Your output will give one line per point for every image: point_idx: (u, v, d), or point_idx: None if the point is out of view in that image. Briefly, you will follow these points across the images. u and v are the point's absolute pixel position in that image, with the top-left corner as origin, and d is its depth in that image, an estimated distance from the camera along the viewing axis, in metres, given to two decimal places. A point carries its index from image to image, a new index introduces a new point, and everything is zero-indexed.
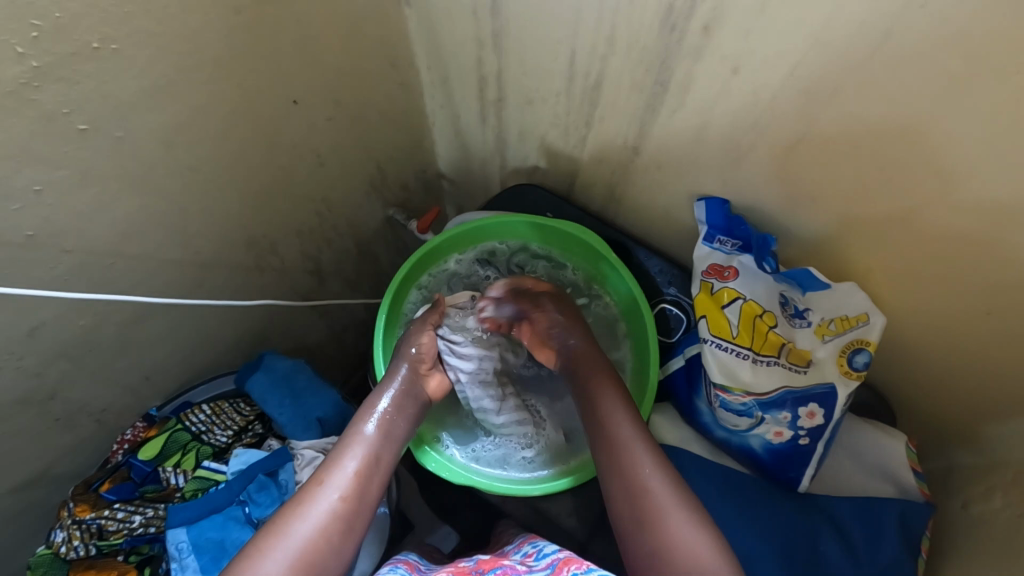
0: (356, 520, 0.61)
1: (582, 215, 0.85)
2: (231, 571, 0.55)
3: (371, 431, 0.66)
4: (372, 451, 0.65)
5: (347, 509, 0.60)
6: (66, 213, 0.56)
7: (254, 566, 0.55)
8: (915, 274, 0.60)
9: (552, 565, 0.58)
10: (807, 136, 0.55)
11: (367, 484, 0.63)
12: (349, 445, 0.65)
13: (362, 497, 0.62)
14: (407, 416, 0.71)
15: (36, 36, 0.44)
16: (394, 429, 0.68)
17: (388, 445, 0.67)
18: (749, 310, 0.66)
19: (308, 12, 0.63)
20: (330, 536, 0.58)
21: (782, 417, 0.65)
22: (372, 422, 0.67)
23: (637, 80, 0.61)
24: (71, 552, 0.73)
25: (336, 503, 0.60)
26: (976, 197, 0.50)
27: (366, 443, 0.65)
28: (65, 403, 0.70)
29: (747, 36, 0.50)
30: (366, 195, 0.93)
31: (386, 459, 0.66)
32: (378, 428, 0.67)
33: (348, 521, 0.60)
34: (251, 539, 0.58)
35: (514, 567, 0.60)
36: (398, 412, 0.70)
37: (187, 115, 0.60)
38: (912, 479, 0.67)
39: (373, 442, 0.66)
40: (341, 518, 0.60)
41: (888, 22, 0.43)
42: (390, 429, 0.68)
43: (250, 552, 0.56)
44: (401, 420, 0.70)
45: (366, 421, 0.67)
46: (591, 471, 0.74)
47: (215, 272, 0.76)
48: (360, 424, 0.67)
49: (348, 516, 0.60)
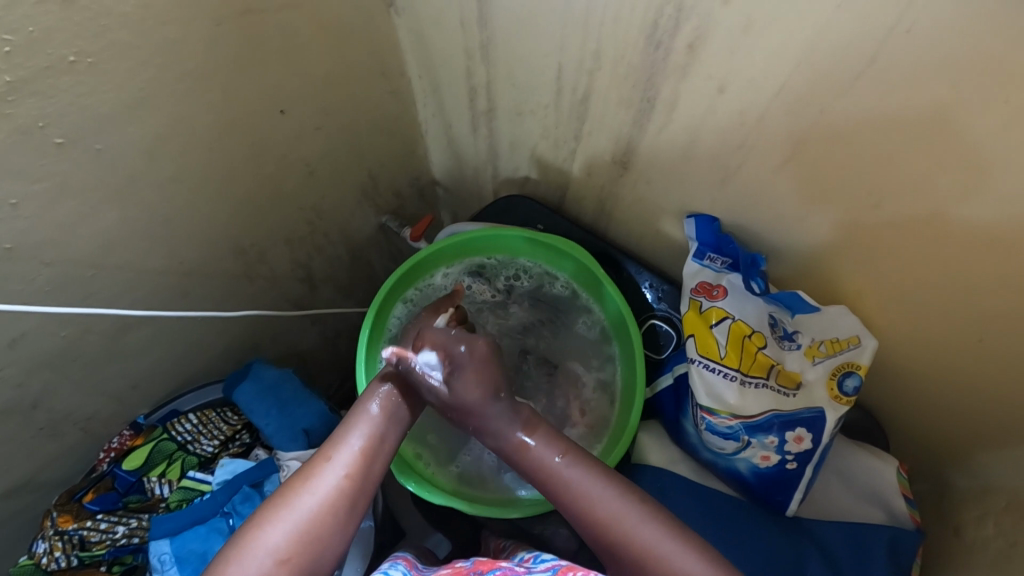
0: (361, 498, 0.61)
1: (571, 227, 0.83)
2: (234, 540, 0.57)
3: (377, 411, 0.65)
4: (378, 432, 0.64)
5: (351, 488, 0.60)
6: (46, 225, 0.55)
7: (258, 539, 0.56)
8: (905, 298, 0.59)
9: (552, 569, 0.57)
10: (794, 157, 0.54)
11: (370, 464, 0.62)
12: (354, 424, 0.64)
13: (366, 477, 0.62)
14: (415, 395, 0.69)
15: (7, 51, 0.43)
16: (402, 409, 0.67)
17: (393, 426, 0.66)
18: (737, 329, 0.65)
19: (293, 22, 0.62)
20: (335, 513, 0.59)
21: (769, 441, 0.64)
22: (377, 402, 0.66)
23: (625, 96, 0.60)
24: (53, 564, 0.73)
25: (341, 480, 0.60)
26: (971, 222, 0.48)
27: (372, 423, 0.64)
28: (49, 412, 0.69)
29: (734, 53, 0.48)
30: (357, 203, 0.92)
31: (391, 440, 0.65)
32: (383, 407, 0.66)
33: (353, 498, 0.60)
34: (253, 515, 0.59)
35: (513, 569, 0.59)
36: (405, 392, 0.68)
37: (171, 127, 0.58)
38: (902, 505, 0.66)
39: (379, 422, 0.65)
40: (347, 495, 0.60)
41: (874, 47, 0.42)
42: (396, 409, 0.67)
43: (257, 525, 0.57)
44: (409, 399, 0.68)
45: (371, 400, 0.66)
46: None
47: (203, 280, 0.75)
48: (366, 402, 0.66)
49: (352, 494, 0.60)
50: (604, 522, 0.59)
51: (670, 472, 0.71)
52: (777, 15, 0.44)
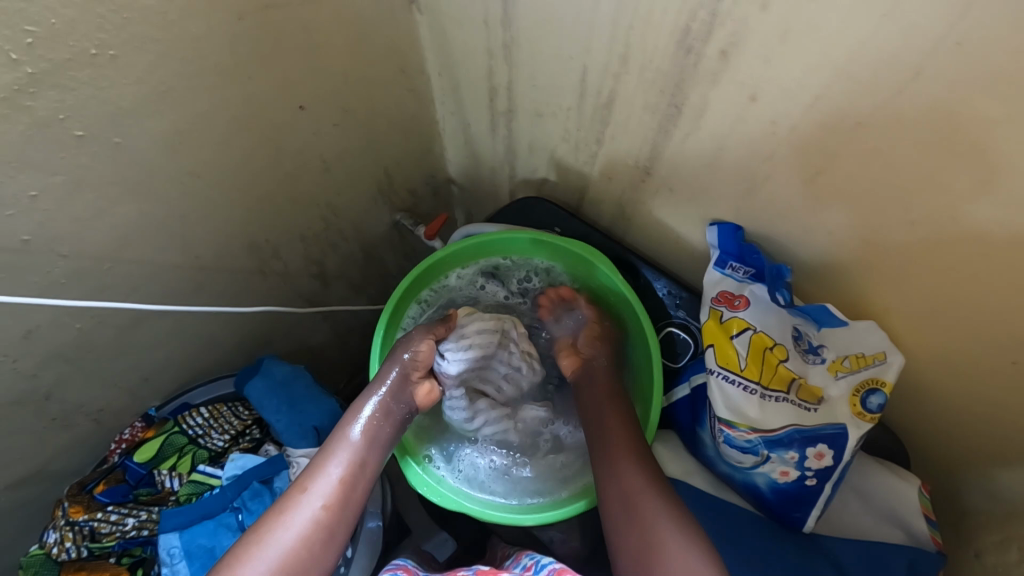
0: (339, 527, 0.60)
1: (588, 231, 0.82)
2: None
3: (357, 437, 0.66)
4: (357, 458, 0.65)
5: (329, 518, 0.60)
6: (62, 219, 0.54)
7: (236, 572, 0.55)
8: (934, 315, 0.57)
9: None
10: (829, 167, 0.52)
11: (350, 492, 0.62)
12: (335, 449, 0.65)
13: (345, 504, 0.61)
14: (394, 420, 0.70)
15: (30, 42, 0.43)
16: (380, 435, 0.68)
17: (373, 452, 0.66)
18: (759, 341, 0.64)
19: (314, 19, 0.61)
20: (311, 545, 0.58)
21: (788, 457, 0.63)
22: (357, 428, 0.67)
23: (650, 102, 0.59)
24: (63, 554, 0.73)
25: (319, 511, 0.60)
26: (1009, 239, 0.46)
27: (351, 449, 0.65)
28: (61, 404, 0.69)
29: (766, 63, 0.47)
30: (372, 199, 0.91)
31: (371, 466, 0.65)
32: (363, 433, 0.67)
33: (331, 529, 0.60)
34: (235, 543, 0.58)
35: None
36: (385, 417, 0.69)
37: (189, 122, 0.58)
38: (924, 526, 0.65)
39: (358, 448, 0.65)
40: (323, 526, 0.59)
41: (918, 61, 0.41)
42: (377, 435, 0.68)
43: (232, 560, 0.56)
44: (390, 426, 0.69)
45: (351, 426, 0.67)
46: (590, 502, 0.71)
47: (217, 275, 0.75)
48: (346, 430, 0.66)
49: (330, 524, 0.60)
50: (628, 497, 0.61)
51: (685, 484, 0.70)
52: (814, 25, 0.43)
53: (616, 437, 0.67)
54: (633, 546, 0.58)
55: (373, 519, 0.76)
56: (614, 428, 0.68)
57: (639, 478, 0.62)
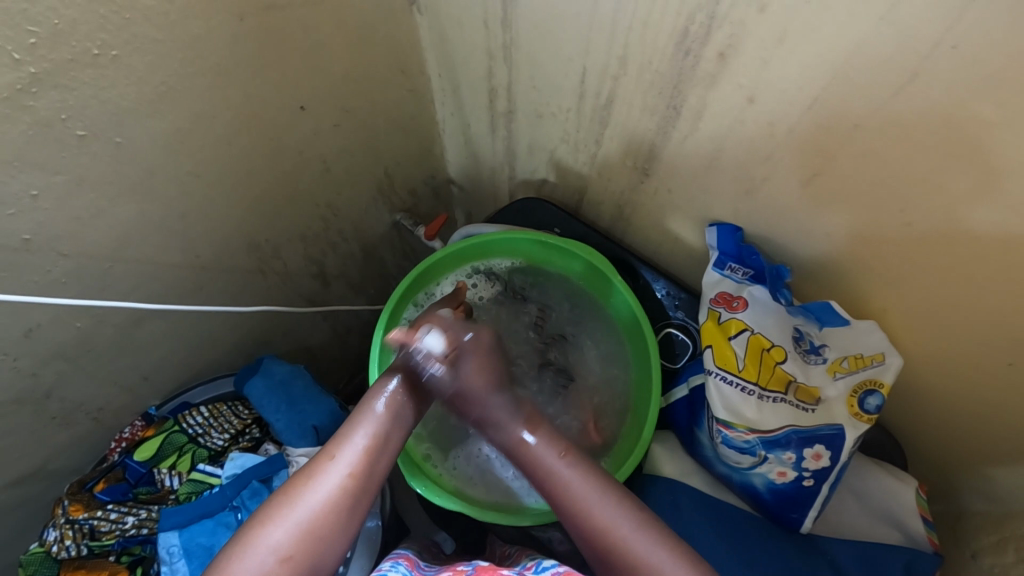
0: (363, 498, 0.60)
1: (587, 231, 0.82)
2: (238, 538, 0.57)
3: (382, 409, 0.65)
4: (383, 431, 0.64)
5: (354, 487, 0.60)
6: (64, 218, 0.55)
7: (260, 535, 0.56)
8: (932, 317, 0.57)
9: None
10: (826, 169, 0.52)
11: (373, 462, 0.62)
12: (360, 421, 0.64)
13: (370, 475, 0.61)
14: (423, 393, 0.68)
15: (33, 42, 0.43)
16: (408, 407, 0.67)
17: (399, 424, 0.65)
18: (756, 342, 0.64)
19: (315, 20, 0.61)
20: (336, 513, 0.58)
21: (785, 457, 0.63)
22: (384, 399, 0.65)
23: (649, 103, 0.59)
24: (63, 552, 0.73)
25: (344, 480, 0.60)
26: (1005, 240, 0.47)
27: (376, 421, 0.64)
28: (62, 402, 0.69)
29: (765, 65, 0.48)
30: (372, 199, 0.91)
31: (397, 438, 0.65)
32: (390, 405, 0.65)
33: (356, 497, 0.60)
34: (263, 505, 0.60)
35: None
36: (413, 390, 0.67)
37: (190, 122, 0.58)
38: (920, 526, 0.65)
39: (384, 420, 0.64)
40: (349, 495, 0.59)
41: (915, 64, 0.41)
42: (404, 408, 0.66)
43: (256, 526, 0.57)
44: (415, 399, 0.68)
45: (379, 397, 0.65)
46: None
47: (216, 274, 0.75)
48: (372, 400, 0.65)
49: (355, 493, 0.60)
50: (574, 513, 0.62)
51: (683, 484, 0.70)
52: (811, 26, 0.43)
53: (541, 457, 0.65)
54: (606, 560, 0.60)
55: (371, 519, 0.77)
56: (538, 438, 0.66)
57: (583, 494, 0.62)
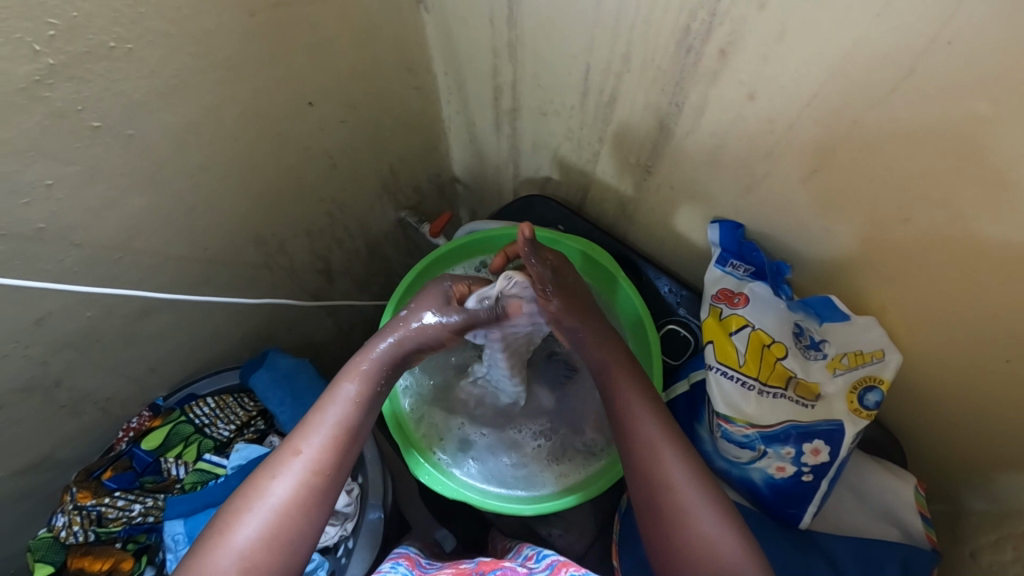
0: (328, 492, 0.59)
1: (591, 228, 0.83)
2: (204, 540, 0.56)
3: (351, 397, 0.62)
4: (350, 420, 0.61)
5: (318, 483, 0.58)
6: (75, 208, 0.56)
7: (226, 538, 0.55)
8: (931, 315, 0.58)
9: (552, 565, 0.57)
10: (826, 165, 0.53)
11: (340, 456, 0.60)
12: (328, 406, 0.61)
13: (335, 469, 0.59)
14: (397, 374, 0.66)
15: (51, 34, 0.44)
16: (382, 392, 0.64)
17: (370, 411, 0.63)
18: (757, 338, 0.65)
19: (322, 16, 0.62)
20: (300, 509, 0.57)
21: (784, 452, 0.64)
22: (353, 384, 0.63)
23: (651, 100, 0.60)
24: (71, 537, 0.74)
25: (306, 475, 0.58)
26: (1002, 239, 0.47)
27: (345, 409, 0.61)
28: (70, 391, 0.70)
29: (765, 61, 0.48)
30: (378, 195, 0.92)
31: (365, 426, 0.62)
32: (361, 391, 0.63)
33: (321, 493, 0.58)
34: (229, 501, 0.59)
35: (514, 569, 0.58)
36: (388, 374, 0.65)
37: (200, 115, 0.59)
38: (919, 524, 0.65)
39: (353, 407, 0.62)
40: (314, 491, 0.58)
41: (911, 60, 0.42)
42: (375, 393, 0.64)
43: (225, 525, 0.56)
44: (388, 382, 0.65)
45: (347, 383, 0.63)
46: (566, 500, 0.73)
47: (224, 269, 0.76)
48: (341, 386, 0.63)
49: (321, 489, 0.58)
50: (649, 458, 0.61)
51: None
52: (810, 20, 0.44)
53: (623, 392, 0.65)
54: (659, 534, 0.58)
55: (374, 510, 0.78)
56: (620, 382, 0.65)
57: (672, 459, 0.60)
